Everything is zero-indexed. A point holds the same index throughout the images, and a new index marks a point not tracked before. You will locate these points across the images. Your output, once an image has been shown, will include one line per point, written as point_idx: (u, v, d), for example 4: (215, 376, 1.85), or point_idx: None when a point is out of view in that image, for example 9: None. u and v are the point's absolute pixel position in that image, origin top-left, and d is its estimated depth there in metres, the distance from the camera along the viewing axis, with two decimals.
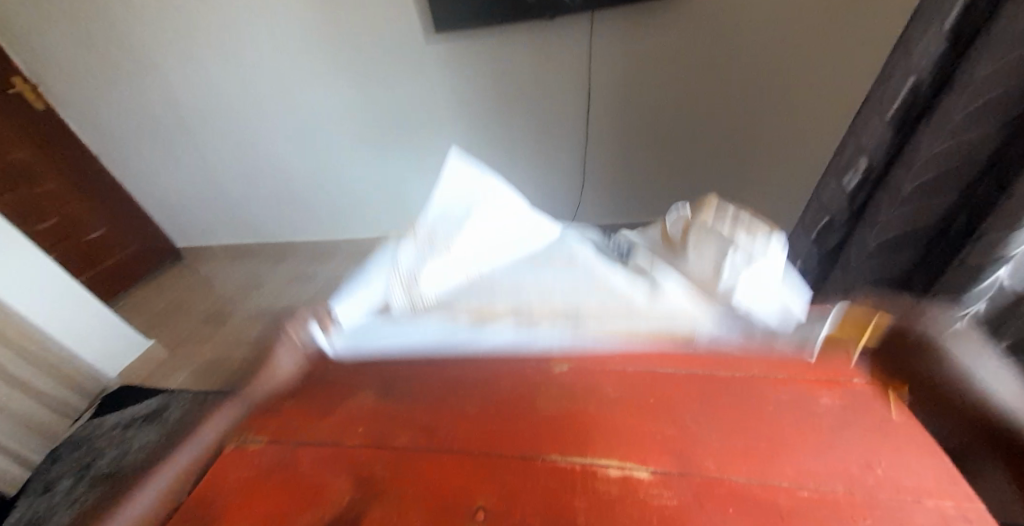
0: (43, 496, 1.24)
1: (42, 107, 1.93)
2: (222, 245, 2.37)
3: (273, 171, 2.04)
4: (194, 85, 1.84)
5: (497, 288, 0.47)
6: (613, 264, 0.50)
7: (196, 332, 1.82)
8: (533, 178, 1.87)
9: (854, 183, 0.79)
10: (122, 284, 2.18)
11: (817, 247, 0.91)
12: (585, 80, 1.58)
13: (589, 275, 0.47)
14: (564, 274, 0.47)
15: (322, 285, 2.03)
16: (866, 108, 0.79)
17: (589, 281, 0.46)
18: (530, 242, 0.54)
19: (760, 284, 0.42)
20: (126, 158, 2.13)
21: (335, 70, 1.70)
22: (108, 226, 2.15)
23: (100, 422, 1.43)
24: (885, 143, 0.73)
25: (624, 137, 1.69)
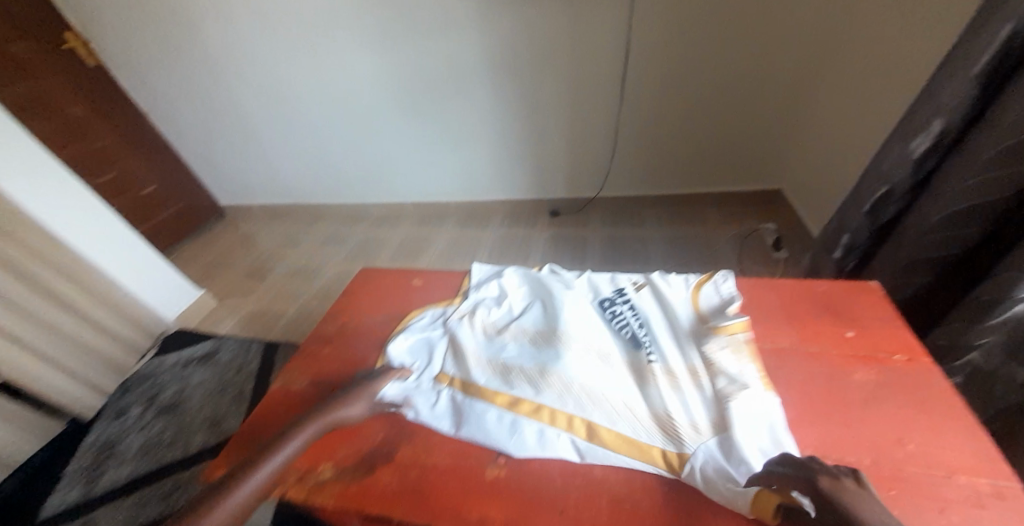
0: (117, 421, 1.39)
1: (93, 63, 1.99)
2: (261, 204, 2.48)
3: (309, 132, 2.08)
4: (233, 43, 1.85)
5: (536, 378, 0.59)
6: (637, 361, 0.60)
7: (243, 285, 1.95)
8: (561, 143, 1.83)
9: (923, 148, 0.73)
10: (174, 237, 2.33)
11: (867, 220, 0.86)
12: (624, 39, 1.51)
13: (612, 375, 0.58)
14: (591, 372, 0.58)
15: (353, 246, 2.11)
16: (948, 63, 0.71)
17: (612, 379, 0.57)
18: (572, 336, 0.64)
19: (743, 424, 0.48)
20: (172, 116, 2.20)
21: (369, 26, 1.66)
22: (159, 181, 2.26)
23: (165, 359, 1.58)
24: (966, 103, 0.65)
25: (664, 100, 1.62)
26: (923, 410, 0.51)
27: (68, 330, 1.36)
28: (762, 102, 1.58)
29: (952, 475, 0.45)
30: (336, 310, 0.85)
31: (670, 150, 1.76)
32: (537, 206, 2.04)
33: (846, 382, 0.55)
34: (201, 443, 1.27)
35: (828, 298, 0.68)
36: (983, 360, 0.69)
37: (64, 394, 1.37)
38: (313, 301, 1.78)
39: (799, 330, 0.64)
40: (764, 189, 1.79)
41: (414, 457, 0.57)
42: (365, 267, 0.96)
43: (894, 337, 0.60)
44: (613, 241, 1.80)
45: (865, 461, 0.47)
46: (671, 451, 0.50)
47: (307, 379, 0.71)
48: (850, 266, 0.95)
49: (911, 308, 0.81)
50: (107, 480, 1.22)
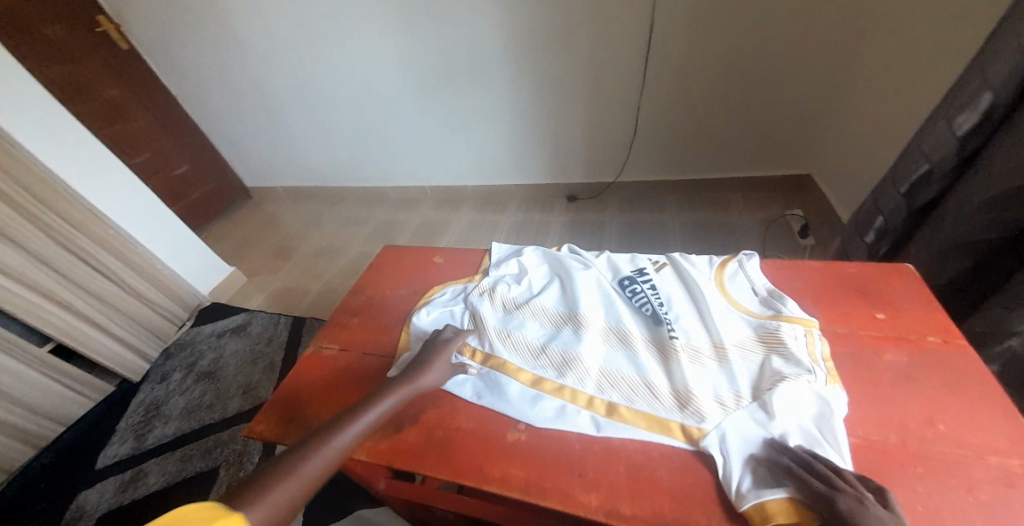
0: (161, 384, 1.49)
1: (125, 46, 2.05)
2: (286, 185, 2.54)
3: (330, 113, 2.10)
4: (256, 24, 1.86)
5: (553, 357, 0.60)
6: (659, 341, 0.60)
7: (271, 263, 2.03)
8: (580, 126, 1.80)
9: (969, 125, 0.68)
10: (205, 215, 2.42)
11: (904, 201, 0.83)
12: (650, 16, 1.44)
13: (632, 359, 0.58)
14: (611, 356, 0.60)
15: (373, 228, 2.15)
16: (1000, 32, 0.65)
17: (632, 364, 0.58)
18: (592, 317, 0.64)
19: (784, 408, 0.48)
20: (200, 98, 2.26)
21: (387, 6, 1.64)
22: (190, 162, 2.34)
23: (202, 329, 1.67)
24: (1017, 77, 0.61)
25: (691, 80, 1.57)
26: (955, 391, 0.50)
27: (113, 301, 1.45)
28: (796, 82, 1.50)
29: (983, 455, 0.44)
30: (363, 283, 0.88)
31: (695, 133, 1.71)
32: (555, 190, 2.04)
33: (874, 363, 0.55)
34: (237, 407, 1.34)
35: (859, 279, 0.67)
36: (1022, 347, 0.66)
37: (115, 358, 1.47)
38: (337, 278, 1.83)
39: (825, 310, 0.63)
40: (793, 174, 1.72)
41: (435, 418, 0.59)
42: (387, 244, 0.98)
43: (928, 320, 0.58)
44: (631, 226, 1.78)
45: (891, 439, 0.47)
46: (689, 424, 0.51)
47: (338, 346, 0.75)
48: (883, 250, 0.92)
49: (949, 293, 0.78)
50: (154, 437, 1.31)
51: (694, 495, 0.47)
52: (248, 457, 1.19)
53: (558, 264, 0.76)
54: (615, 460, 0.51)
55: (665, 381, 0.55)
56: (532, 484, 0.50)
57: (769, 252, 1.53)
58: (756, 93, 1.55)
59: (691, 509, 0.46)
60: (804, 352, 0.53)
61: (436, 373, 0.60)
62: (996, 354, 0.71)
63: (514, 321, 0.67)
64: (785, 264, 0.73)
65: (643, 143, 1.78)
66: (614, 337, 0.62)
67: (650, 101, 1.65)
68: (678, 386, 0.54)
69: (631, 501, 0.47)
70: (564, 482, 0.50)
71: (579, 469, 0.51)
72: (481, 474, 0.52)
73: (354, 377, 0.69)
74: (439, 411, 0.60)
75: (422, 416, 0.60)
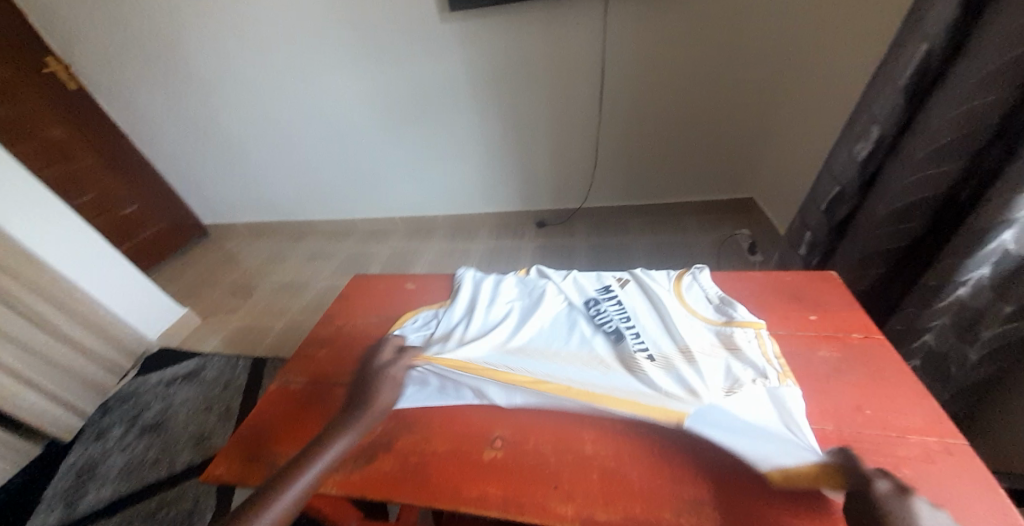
0: (97, 442, 1.35)
1: (73, 85, 1.99)
2: (245, 221, 2.47)
3: (294, 149, 2.10)
4: (217, 63, 1.87)
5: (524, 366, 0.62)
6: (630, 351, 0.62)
7: (229, 302, 1.94)
8: (544, 157, 1.90)
9: (865, 152, 0.80)
10: (155, 256, 2.29)
11: (825, 217, 0.93)
12: (600, 59, 1.59)
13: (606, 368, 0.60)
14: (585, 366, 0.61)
15: (340, 261, 2.12)
16: (877, 77, 0.79)
17: (606, 373, 0.59)
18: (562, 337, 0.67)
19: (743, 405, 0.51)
20: (153, 136, 2.20)
21: (353, 47, 1.71)
22: (140, 201, 2.23)
23: (148, 378, 1.55)
24: (897, 111, 0.74)
25: (640, 114, 1.71)
26: (876, 380, 0.56)
27: (46, 352, 1.34)
28: (730, 116, 1.67)
29: (905, 435, 0.50)
30: (331, 315, 0.88)
31: (646, 162, 1.84)
32: (522, 219, 2.10)
33: (810, 359, 0.61)
34: (187, 461, 1.24)
35: (794, 286, 0.74)
36: (937, 341, 0.76)
37: (44, 415, 1.34)
38: (302, 314, 1.78)
39: (766, 315, 0.69)
40: (737, 197, 1.88)
41: (413, 443, 0.59)
42: (356, 275, 0.99)
43: (852, 318, 0.66)
44: (597, 249, 1.86)
45: (829, 427, 0.52)
46: (671, 413, 0.52)
47: (306, 379, 0.73)
48: (814, 261, 1.02)
49: (871, 297, 0.87)
50: (87, 503, 1.18)
51: (662, 498, 0.49)
52: (202, 515, 1.10)
53: (524, 290, 0.79)
54: (588, 471, 0.53)
55: (639, 384, 0.57)
56: (514, 499, 0.51)
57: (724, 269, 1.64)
58: (698, 126, 1.71)
59: (661, 511, 0.48)
60: (758, 353, 0.58)
61: (390, 392, 0.61)
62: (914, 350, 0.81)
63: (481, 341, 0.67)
64: (731, 276, 0.80)
65: (601, 172, 1.90)
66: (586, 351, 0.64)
67: (605, 133, 1.78)
68: (647, 389, 0.56)
69: (605, 510, 0.48)
70: (540, 496, 0.51)
71: (555, 481, 0.52)
72: (464, 494, 0.52)
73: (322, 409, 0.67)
74: (417, 435, 0.60)
75: (397, 443, 0.59)
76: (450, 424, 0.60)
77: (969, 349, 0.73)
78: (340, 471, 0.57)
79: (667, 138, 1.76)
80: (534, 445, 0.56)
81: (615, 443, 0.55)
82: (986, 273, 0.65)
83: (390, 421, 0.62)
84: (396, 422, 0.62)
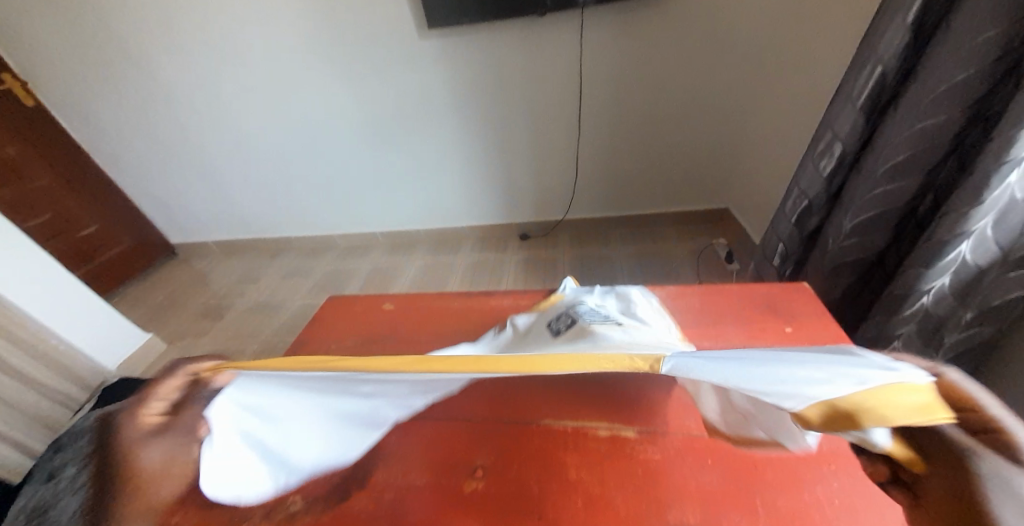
0: (48, 484, 1.20)
1: (31, 102, 1.90)
2: (217, 240, 2.38)
3: (269, 166, 2.05)
4: (187, 80, 1.82)
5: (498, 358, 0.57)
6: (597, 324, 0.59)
7: (197, 326, 1.85)
8: (525, 171, 1.91)
9: (831, 168, 0.83)
10: (117, 279, 2.18)
11: (796, 229, 0.96)
12: (577, 76, 1.63)
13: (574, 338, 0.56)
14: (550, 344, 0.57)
15: (318, 279, 2.05)
16: (837, 96, 0.82)
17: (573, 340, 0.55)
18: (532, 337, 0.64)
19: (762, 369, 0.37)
20: (119, 154, 2.11)
21: (329, 63, 1.69)
22: (102, 221, 2.13)
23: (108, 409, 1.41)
24: (858, 129, 0.77)
25: (617, 128, 1.74)
26: None
27: None
28: (702, 130, 1.72)
29: None
30: (303, 340, 0.84)
31: (624, 175, 1.88)
32: (504, 233, 2.09)
33: None
34: None
35: (768, 298, 0.75)
36: (905, 348, 0.78)
37: None
38: (276, 336, 1.71)
39: (744, 328, 0.70)
40: (712, 208, 1.93)
41: (389, 475, 0.56)
42: (331, 296, 0.96)
43: (825, 329, 0.67)
44: (580, 261, 1.87)
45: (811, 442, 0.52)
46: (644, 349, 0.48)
47: None
48: (789, 271, 1.04)
49: (842, 306, 0.90)
50: None
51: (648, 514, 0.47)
52: None
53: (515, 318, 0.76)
54: (573, 493, 0.50)
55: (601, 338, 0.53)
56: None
57: (703, 279, 1.67)
58: (673, 140, 1.76)
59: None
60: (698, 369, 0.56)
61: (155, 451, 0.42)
62: None
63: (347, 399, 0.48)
64: (707, 289, 0.81)
65: (582, 185, 1.92)
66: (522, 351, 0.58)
67: (584, 147, 1.81)
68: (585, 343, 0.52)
69: None
70: None
71: (539, 505, 0.50)
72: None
73: None
74: (395, 464, 0.57)
75: (371, 478, 0.56)
76: (430, 452, 0.58)
77: (937, 355, 0.75)
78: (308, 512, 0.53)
79: (644, 152, 1.80)
80: (517, 469, 0.54)
81: (600, 467, 0.53)
82: (947, 282, 0.68)
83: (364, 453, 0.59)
84: (372, 452, 0.59)
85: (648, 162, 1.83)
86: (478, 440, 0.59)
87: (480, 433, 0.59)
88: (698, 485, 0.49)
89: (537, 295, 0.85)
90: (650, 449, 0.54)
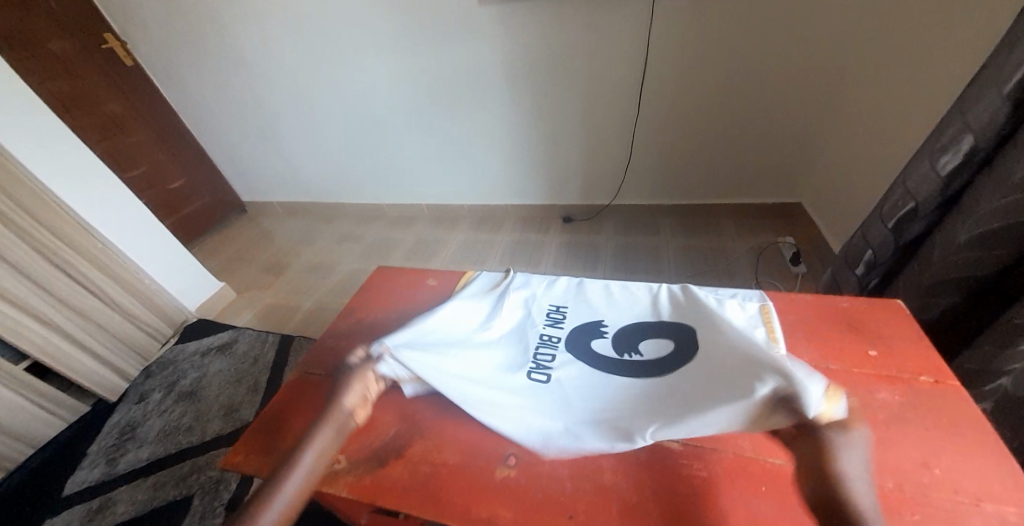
0: (139, 404, 1.43)
1: (130, 62, 2.06)
2: (281, 201, 2.54)
3: (329, 133, 2.12)
4: (258, 45, 1.89)
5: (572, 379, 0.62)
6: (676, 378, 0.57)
7: (260, 280, 2.00)
8: (575, 151, 1.83)
9: (952, 166, 0.71)
10: (198, 229, 2.41)
11: (891, 236, 0.85)
12: (645, 51, 1.50)
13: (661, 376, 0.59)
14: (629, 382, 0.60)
15: (367, 245, 2.15)
16: (978, 80, 0.69)
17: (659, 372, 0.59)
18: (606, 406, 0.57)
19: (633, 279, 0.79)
20: (200, 114, 2.26)
21: (388, 31, 1.68)
22: (185, 177, 2.32)
23: (185, 347, 1.62)
24: (998, 121, 0.64)
25: (682, 109, 1.61)
26: (943, 434, 0.50)
27: (94, 314, 1.40)
28: (782, 113, 1.54)
29: (980, 503, 0.43)
30: (349, 308, 0.88)
31: (685, 161, 1.75)
32: (550, 213, 2.06)
33: (866, 401, 0.55)
34: (217, 430, 1.29)
35: (851, 313, 0.67)
36: (1015, 386, 0.66)
37: (92, 375, 1.41)
38: (327, 296, 1.80)
39: (818, 345, 0.63)
40: (781, 202, 1.75)
41: (431, 498, 0.53)
42: (379, 268, 0.99)
43: (919, 359, 0.58)
44: (625, 249, 1.79)
45: (888, 484, 0.46)
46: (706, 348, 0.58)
47: (323, 372, 0.74)
48: (873, 283, 0.93)
49: (939, 330, 0.79)
50: (126, 461, 1.25)
51: None
52: (226, 486, 1.13)
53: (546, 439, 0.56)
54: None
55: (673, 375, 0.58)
56: None
57: (761, 280, 1.53)
58: (747, 123, 1.59)
59: None
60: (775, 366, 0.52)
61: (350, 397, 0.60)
62: (988, 392, 0.71)
63: (492, 308, 0.77)
64: (775, 296, 0.74)
65: (636, 169, 1.82)
66: (590, 340, 0.68)
67: (644, 127, 1.69)
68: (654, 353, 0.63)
69: None
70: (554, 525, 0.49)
71: None
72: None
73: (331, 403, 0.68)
74: (440, 486, 0.54)
75: (417, 489, 0.55)
76: (472, 479, 0.55)
77: None
78: (354, 473, 0.58)
79: (709, 136, 1.66)
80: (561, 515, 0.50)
81: (637, 474, 0.52)
82: None
83: (409, 466, 0.58)
84: (414, 468, 0.57)
85: (709, 148, 1.69)
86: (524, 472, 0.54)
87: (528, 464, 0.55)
88: None
89: (588, 286, 0.81)
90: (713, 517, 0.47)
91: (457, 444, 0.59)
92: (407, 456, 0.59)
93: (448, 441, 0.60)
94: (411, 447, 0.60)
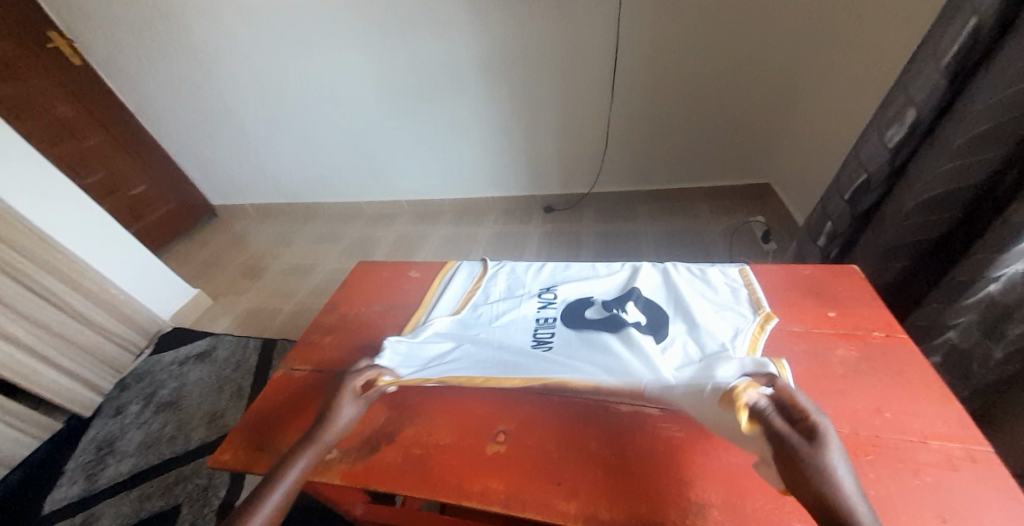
0: (116, 418, 1.39)
1: (78, 62, 1.94)
2: (253, 204, 2.48)
3: (300, 133, 2.08)
4: (219, 42, 1.82)
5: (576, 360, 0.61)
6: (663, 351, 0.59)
7: (236, 285, 1.95)
8: (553, 141, 1.85)
9: (899, 137, 0.76)
10: (166, 235, 2.32)
11: (848, 207, 0.90)
12: (613, 39, 1.52)
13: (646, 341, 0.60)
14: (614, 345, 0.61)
15: (347, 244, 2.11)
16: (918, 54, 0.74)
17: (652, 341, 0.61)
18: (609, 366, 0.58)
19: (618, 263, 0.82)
20: (161, 116, 2.17)
21: (355, 26, 1.65)
22: (148, 182, 2.23)
23: (162, 357, 1.58)
24: (939, 92, 0.69)
25: (653, 95, 1.64)
26: (895, 381, 0.54)
27: (60, 329, 1.35)
28: (748, 97, 1.59)
29: (926, 440, 0.48)
30: (331, 303, 0.88)
31: (658, 147, 1.78)
32: (530, 203, 2.07)
33: (827, 358, 0.59)
34: (202, 437, 1.27)
35: (813, 280, 0.72)
36: (960, 339, 0.73)
37: (63, 391, 1.36)
38: (308, 297, 1.78)
39: (783, 310, 0.67)
40: (751, 183, 1.82)
41: (424, 478, 0.55)
42: (362, 262, 0.99)
43: (873, 316, 0.63)
44: (604, 236, 1.82)
45: (846, 430, 0.50)
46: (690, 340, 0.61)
47: (308, 367, 0.75)
48: (834, 253, 0.99)
49: (893, 291, 0.84)
50: (107, 476, 1.21)
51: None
52: (214, 492, 1.12)
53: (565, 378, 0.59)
54: (606, 503, 0.49)
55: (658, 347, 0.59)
56: None
57: (734, 255, 1.61)
58: (716, 107, 1.64)
59: None
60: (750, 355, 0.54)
61: (349, 409, 0.59)
62: (937, 346, 0.78)
63: (484, 291, 0.80)
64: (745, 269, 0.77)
65: (611, 156, 1.85)
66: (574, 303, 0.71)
67: (617, 115, 1.71)
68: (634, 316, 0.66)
69: None
70: (545, 493, 0.51)
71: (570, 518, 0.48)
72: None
73: (318, 396, 0.69)
74: (433, 465, 0.56)
75: (409, 472, 0.56)
76: (462, 455, 0.57)
77: (994, 348, 0.68)
78: (345, 461, 0.59)
79: (679, 122, 1.70)
80: (551, 481, 0.52)
81: (621, 441, 0.55)
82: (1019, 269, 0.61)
83: (400, 450, 0.59)
84: (405, 451, 0.59)
85: (680, 132, 1.73)
86: (513, 445, 0.57)
87: (516, 438, 0.57)
88: (733, 500, 0.47)
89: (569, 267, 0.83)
90: (691, 468, 0.51)
91: (445, 425, 0.61)
92: (399, 440, 0.60)
93: (438, 425, 0.61)
94: (402, 431, 0.61)
